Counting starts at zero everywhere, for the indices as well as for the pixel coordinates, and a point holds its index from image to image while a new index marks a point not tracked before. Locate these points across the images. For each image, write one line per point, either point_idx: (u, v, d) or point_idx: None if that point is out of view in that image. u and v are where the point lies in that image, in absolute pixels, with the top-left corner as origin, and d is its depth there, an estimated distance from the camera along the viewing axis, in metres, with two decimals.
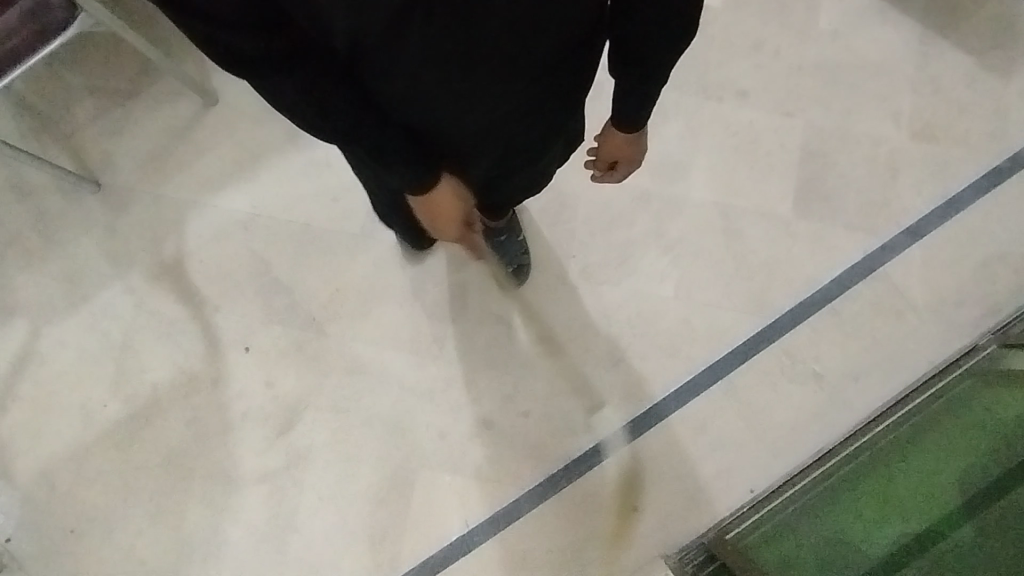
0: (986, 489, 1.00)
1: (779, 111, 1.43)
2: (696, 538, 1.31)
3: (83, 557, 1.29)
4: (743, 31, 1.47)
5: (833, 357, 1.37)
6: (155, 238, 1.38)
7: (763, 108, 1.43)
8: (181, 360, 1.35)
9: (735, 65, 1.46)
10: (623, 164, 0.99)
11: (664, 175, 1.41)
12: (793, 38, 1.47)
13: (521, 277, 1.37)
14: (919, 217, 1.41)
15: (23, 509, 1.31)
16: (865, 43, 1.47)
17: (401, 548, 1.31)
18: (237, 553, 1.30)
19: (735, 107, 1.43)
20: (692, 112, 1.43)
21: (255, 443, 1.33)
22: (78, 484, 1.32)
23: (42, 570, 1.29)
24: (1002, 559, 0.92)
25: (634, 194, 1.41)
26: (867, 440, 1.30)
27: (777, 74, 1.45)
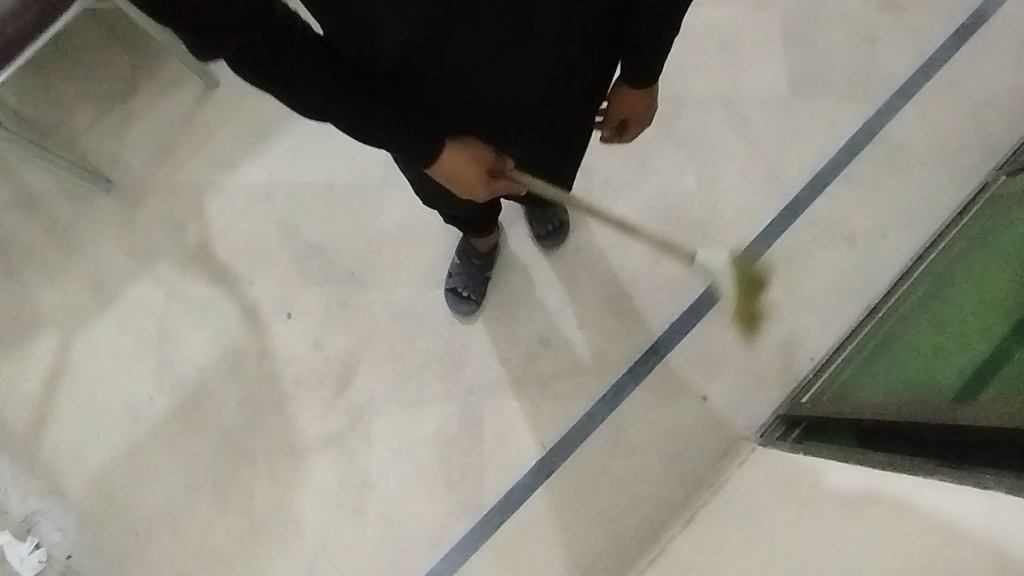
0: None
1: (755, 6, 1.51)
2: (772, 413, 1.33)
3: (155, 559, 1.22)
4: None
5: (858, 220, 1.42)
6: (175, 224, 1.35)
7: (739, 5, 1.51)
8: (223, 339, 1.31)
9: None
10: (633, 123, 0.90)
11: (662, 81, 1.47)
12: None
13: (563, 234, 1.37)
14: (905, 77, 1.48)
15: (81, 522, 1.23)
16: None
17: (481, 484, 1.28)
18: (315, 522, 1.25)
19: (714, 9, 1.51)
20: None
21: (314, 408, 1.29)
22: (136, 485, 1.25)
23: None
24: None
25: None
26: (909, 283, 1.34)
27: None
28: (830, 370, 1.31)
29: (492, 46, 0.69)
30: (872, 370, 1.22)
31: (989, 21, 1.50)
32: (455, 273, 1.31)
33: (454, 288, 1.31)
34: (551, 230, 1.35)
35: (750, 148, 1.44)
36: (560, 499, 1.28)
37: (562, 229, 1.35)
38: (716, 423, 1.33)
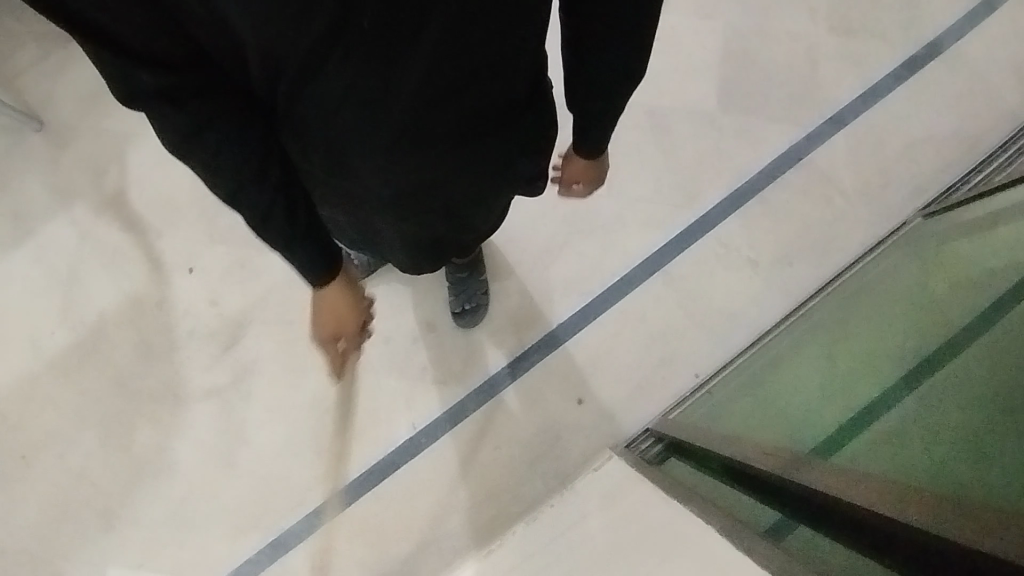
0: (934, 364, 0.95)
1: (698, 15, 1.49)
2: (644, 427, 1.32)
3: (38, 481, 1.31)
4: None
5: (765, 244, 1.40)
6: (96, 170, 1.40)
7: (682, 14, 1.49)
8: (125, 284, 1.37)
9: None
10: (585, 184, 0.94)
11: None
12: None
13: (479, 315, 1.36)
14: (841, 105, 1.44)
15: None
16: None
17: (350, 454, 1.33)
18: (188, 467, 1.32)
19: None
20: None
21: (202, 360, 1.35)
22: (28, 411, 1.33)
23: None
24: (929, 416, 0.85)
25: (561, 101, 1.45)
26: (803, 314, 1.33)
27: None
28: (729, 390, 1.27)
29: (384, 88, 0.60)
30: (769, 395, 1.18)
31: (939, 58, 1.45)
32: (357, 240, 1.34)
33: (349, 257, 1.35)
34: (468, 309, 1.35)
35: (667, 159, 1.43)
36: (422, 479, 1.32)
37: (478, 309, 1.35)
38: (587, 427, 1.34)
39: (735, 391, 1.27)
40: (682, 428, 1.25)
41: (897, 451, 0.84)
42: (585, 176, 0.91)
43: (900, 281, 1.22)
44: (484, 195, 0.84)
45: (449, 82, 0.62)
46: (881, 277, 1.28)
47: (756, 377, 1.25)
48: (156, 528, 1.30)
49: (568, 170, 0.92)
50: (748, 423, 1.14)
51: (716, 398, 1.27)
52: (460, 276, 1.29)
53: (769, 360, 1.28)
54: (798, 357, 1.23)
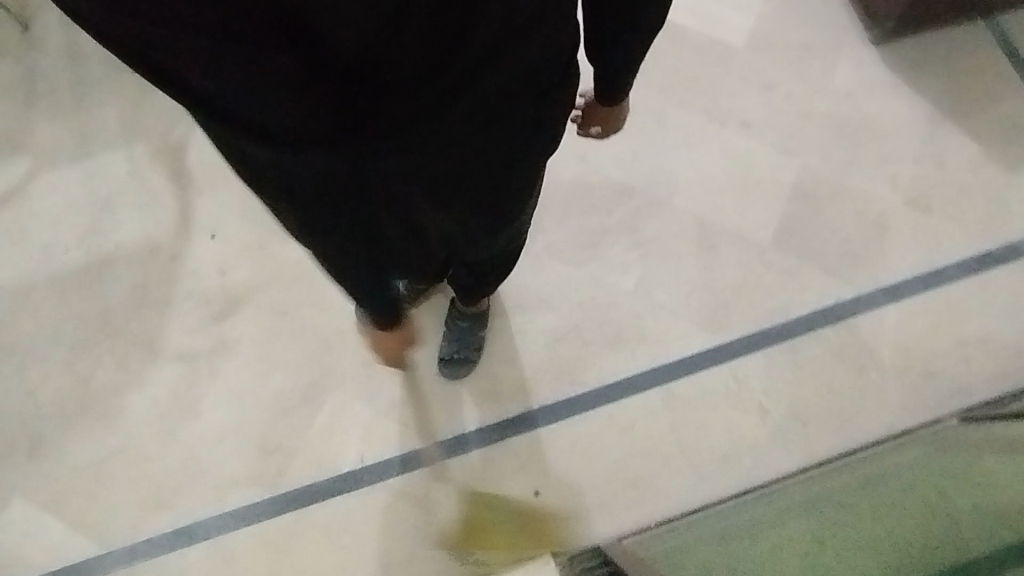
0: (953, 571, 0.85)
1: (777, 148, 1.46)
2: (595, 542, 1.22)
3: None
4: (762, 72, 1.51)
5: (782, 394, 1.30)
6: (168, 120, 1.47)
7: (762, 142, 1.46)
8: (149, 230, 1.39)
9: (744, 98, 1.49)
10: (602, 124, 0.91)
11: (652, 180, 1.44)
12: (806, 86, 1.50)
13: (464, 370, 1.30)
14: (900, 278, 1.36)
15: None
16: (876, 108, 1.48)
17: (289, 465, 1.26)
18: (131, 424, 1.28)
19: (735, 136, 1.46)
20: (693, 130, 1.47)
21: (187, 324, 1.34)
22: (13, 317, 1.34)
23: None
24: None
25: (617, 188, 1.43)
26: (802, 478, 1.21)
27: (782, 117, 1.48)
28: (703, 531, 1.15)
29: (427, 103, 0.59)
30: (753, 553, 1.03)
31: (1017, 262, 1.36)
32: None
33: None
34: (454, 358, 1.29)
35: (704, 277, 1.37)
36: (349, 519, 1.23)
37: (466, 363, 1.29)
38: (533, 525, 1.23)
39: (707, 533, 1.13)
40: (633, 554, 1.12)
41: None
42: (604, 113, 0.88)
43: (915, 472, 1.11)
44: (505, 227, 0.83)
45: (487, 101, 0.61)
46: (899, 463, 1.15)
47: (734, 525, 1.12)
48: (78, 473, 1.26)
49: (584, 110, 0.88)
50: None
51: (682, 534, 1.14)
52: (459, 323, 1.25)
53: (753, 512, 1.15)
54: (788, 518, 1.09)
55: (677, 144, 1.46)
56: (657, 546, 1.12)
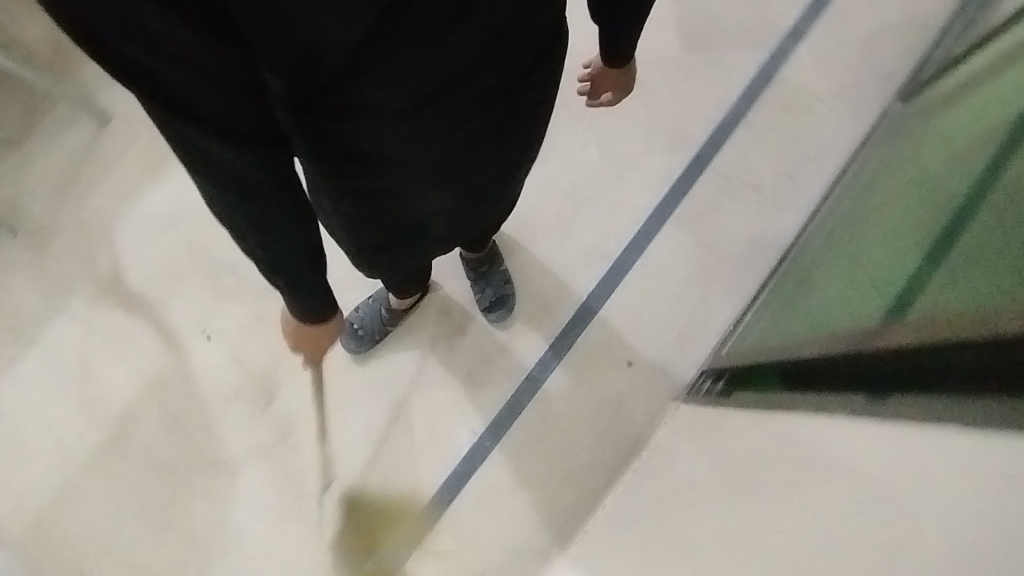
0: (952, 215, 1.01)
1: None
2: (701, 370, 1.32)
3: None
4: None
5: (764, 166, 1.42)
6: (86, 261, 1.35)
7: None
8: (145, 368, 1.31)
9: None
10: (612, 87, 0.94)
11: None
12: None
13: (509, 307, 1.34)
14: (795, 19, 1.48)
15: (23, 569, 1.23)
16: None
17: (418, 477, 1.29)
18: (256, 536, 1.26)
19: None
20: None
21: (243, 424, 1.30)
22: (73, 522, 1.25)
23: None
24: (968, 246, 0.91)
25: None
26: (817, 224, 1.37)
27: None
28: (764, 317, 1.29)
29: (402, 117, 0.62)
30: (810, 301, 1.20)
31: None
32: (365, 309, 1.31)
33: (352, 325, 1.31)
34: (495, 301, 1.33)
35: (648, 110, 1.45)
36: (496, 486, 1.29)
37: (505, 301, 1.33)
38: (642, 392, 1.33)
39: (777, 310, 1.28)
40: (740, 360, 1.23)
41: (952, 282, 0.87)
42: (618, 86, 0.93)
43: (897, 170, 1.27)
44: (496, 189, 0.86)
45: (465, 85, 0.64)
46: (882, 171, 1.32)
47: (792, 292, 1.28)
48: None
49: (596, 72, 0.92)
50: (798, 326, 1.16)
51: (762, 323, 1.28)
52: (482, 269, 1.30)
53: (801, 275, 1.30)
54: (825, 263, 1.26)
55: None
56: (749, 343, 1.25)
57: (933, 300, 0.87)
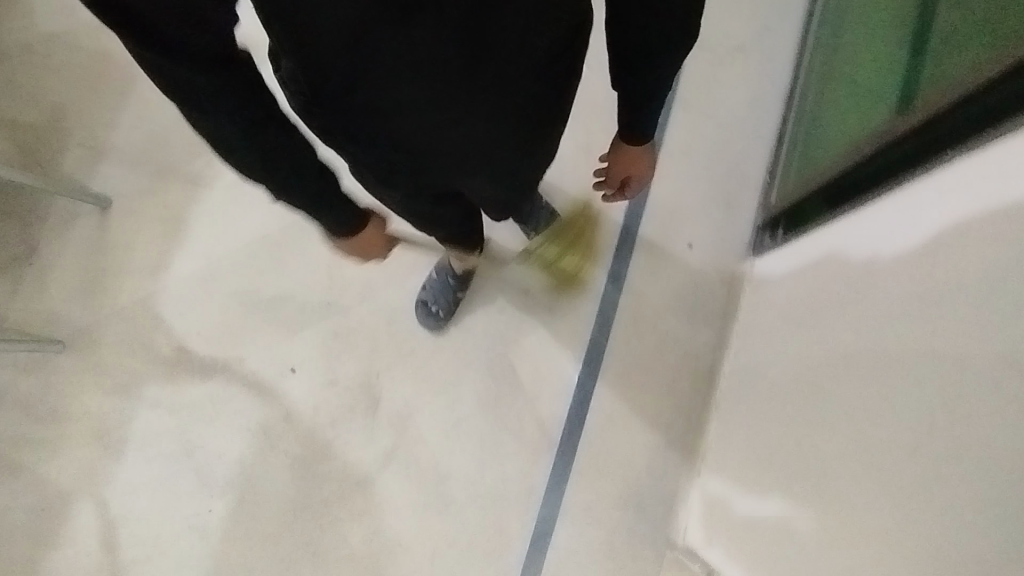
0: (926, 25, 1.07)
1: None
2: (756, 227, 1.39)
3: None
4: None
5: (737, 27, 1.48)
6: (145, 345, 1.32)
7: None
8: (245, 422, 1.30)
9: None
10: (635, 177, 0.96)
11: None
12: None
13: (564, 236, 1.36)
14: None
15: None
16: None
17: (543, 421, 1.32)
18: (415, 533, 1.27)
19: None
20: None
21: (361, 437, 1.30)
22: None
23: None
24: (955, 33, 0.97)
25: None
26: (807, 68, 1.43)
27: None
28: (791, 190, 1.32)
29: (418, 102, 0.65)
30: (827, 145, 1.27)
31: None
32: (430, 284, 1.31)
33: (425, 303, 1.32)
34: (551, 236, 1.34)
35: None
36: (616, 401, 1.33)
37: (559, 232, 1.34)
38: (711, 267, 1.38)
39: (800, 164, 1.35)
40: (786, 212, 1.31)
41: (952, 67, 0.94)
42: (642, 169, 0.94)
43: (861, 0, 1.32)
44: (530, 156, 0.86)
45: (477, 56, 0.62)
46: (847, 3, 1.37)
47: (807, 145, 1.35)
48: None
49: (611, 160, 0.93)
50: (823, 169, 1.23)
51: (791, 176, 1.35)
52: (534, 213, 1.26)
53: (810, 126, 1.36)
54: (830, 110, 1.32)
55: None
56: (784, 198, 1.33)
57: (940, 87, 0.94)
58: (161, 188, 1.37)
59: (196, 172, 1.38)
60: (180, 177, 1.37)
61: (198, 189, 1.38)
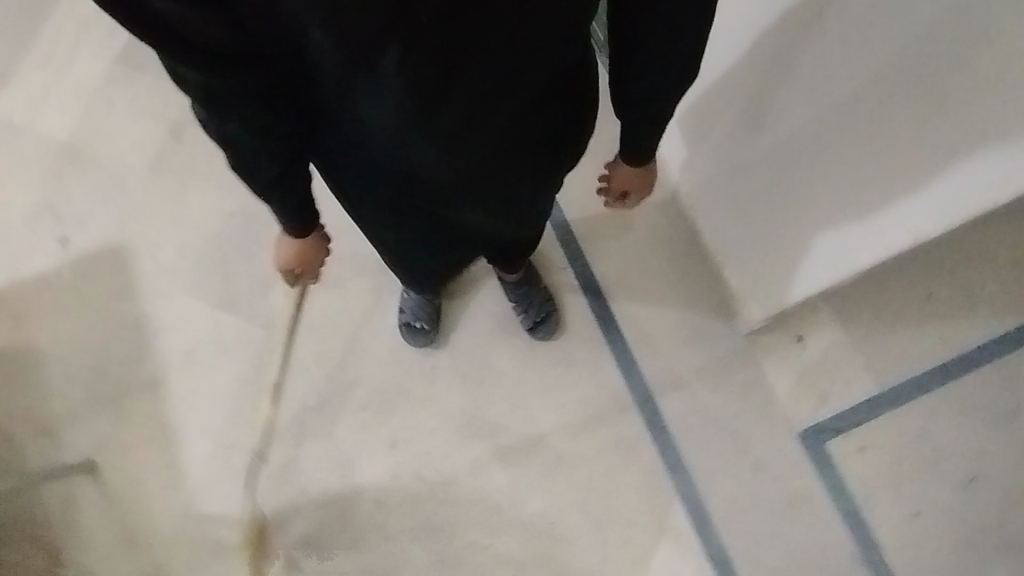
0: None
1: None
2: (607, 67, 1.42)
3: None
4: None
5: None
6: (216, 545, 1.28)
7: None
8: (346, 535, 1.27)
9: None
10: (635, 192, 0.95)
11: None
12: None
13: (555, 321, 1.33)
14: None
15: None
16: None
17: (578, 335, 1.33)
18: (553, 501, 1.26)
19: None
20: None
21: (447, 465, 1.29)
22: None
23: None
24: None
25: None
26: None
27: None
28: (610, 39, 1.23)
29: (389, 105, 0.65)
30: None
31: None
32: (408, 304, 1.30)
33: (410, 321, 1.31)
34: (541, 319, 1.31)
35: None
36: (619, 272, 1.35)
37: (550, 314, 1.32)
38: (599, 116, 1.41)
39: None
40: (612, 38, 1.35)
41: None
42: (637, 185, 0.93)
43: None
44: (502, 196, 0.85)
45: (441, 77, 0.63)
46: None
47: None
48: (604, 545, 1.23)
49: (616, 177, 0.93)
50: None
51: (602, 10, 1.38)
52: (521, 282, 1.29)
53: None
54: None
55: None
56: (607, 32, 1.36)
57: None
58: (130, 412, 1.35)
59: (148, 377, 1.36)
60: (138, 392, 1.36)
61: (161, 389, 1.36)
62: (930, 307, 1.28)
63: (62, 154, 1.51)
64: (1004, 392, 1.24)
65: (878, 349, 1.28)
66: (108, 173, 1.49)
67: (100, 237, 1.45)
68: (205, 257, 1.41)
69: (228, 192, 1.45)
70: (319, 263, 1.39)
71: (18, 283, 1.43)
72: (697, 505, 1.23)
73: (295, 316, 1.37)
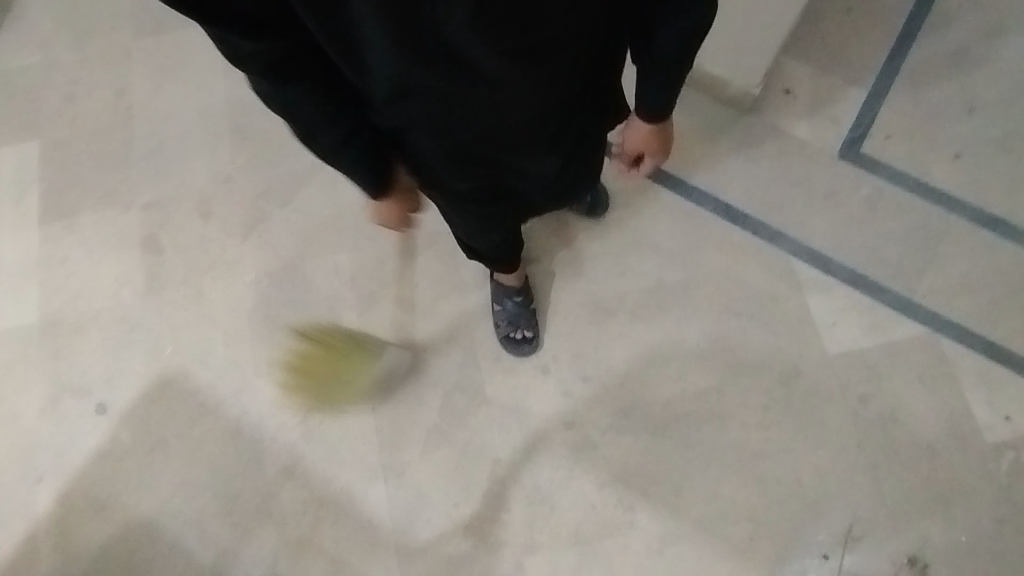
0: None
1: (114, 55, 1.52)
2: None
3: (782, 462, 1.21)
4: (46, 110, 1.49)
5: None
6: (451, 564, 1.19)
7: (114, 67, 1.51)
8: (561, 469, 1.23)
9: (80, 104, 1.49)
10: (648, 156, 0.87)
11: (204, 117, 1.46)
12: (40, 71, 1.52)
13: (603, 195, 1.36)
14: None
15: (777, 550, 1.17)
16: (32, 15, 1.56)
17: (628, 190, 1.40)
18: (706, 324, 1.30)
19: (122, 89, 1.50)
20: (135, 123, 1.47)
21: (603, 355, 1.29)
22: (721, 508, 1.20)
23: (816, 499, 1.19)
24: None
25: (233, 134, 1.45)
26: None
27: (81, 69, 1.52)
28: None
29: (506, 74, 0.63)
30: None
31: None
32: (502, 311, 1.28)
33: (508, 329, 1.28)
34: (592, 201, 1.34)
35: None
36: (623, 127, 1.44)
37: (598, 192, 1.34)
38: None
39: None
40: None
41: None
42: (654, 145, 0.84)
43: None
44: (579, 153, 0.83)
45: (511, 60, 0.62)
46: None
47: None
48: (769, 328, 1.29)
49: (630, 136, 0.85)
50: None
51: None
52: None
53: None
54: None
55: (158, 123, 1.47)
56: None
57: None
58: (284, 510, 1.22)
59: (280, 468, 1.25)
60: (279, 489, 1.24)
61: (299, 470, 1.25)
62: (856, 14, 1.46)
63: (44, 337, 1.35)
64: (953, 31, 1.44)
65: (852, 59, 1.44)
66: (107, 324, 1.35)
67: (138, 382, 1.31)
68: (260, 332, 1.33)
69: (241, 266, 1.37)
70: (373, 270, 1.35)
71: (83, 478, 1.26)
72: (812, 254, 1.33)
73: (382, 325, 1.32)
